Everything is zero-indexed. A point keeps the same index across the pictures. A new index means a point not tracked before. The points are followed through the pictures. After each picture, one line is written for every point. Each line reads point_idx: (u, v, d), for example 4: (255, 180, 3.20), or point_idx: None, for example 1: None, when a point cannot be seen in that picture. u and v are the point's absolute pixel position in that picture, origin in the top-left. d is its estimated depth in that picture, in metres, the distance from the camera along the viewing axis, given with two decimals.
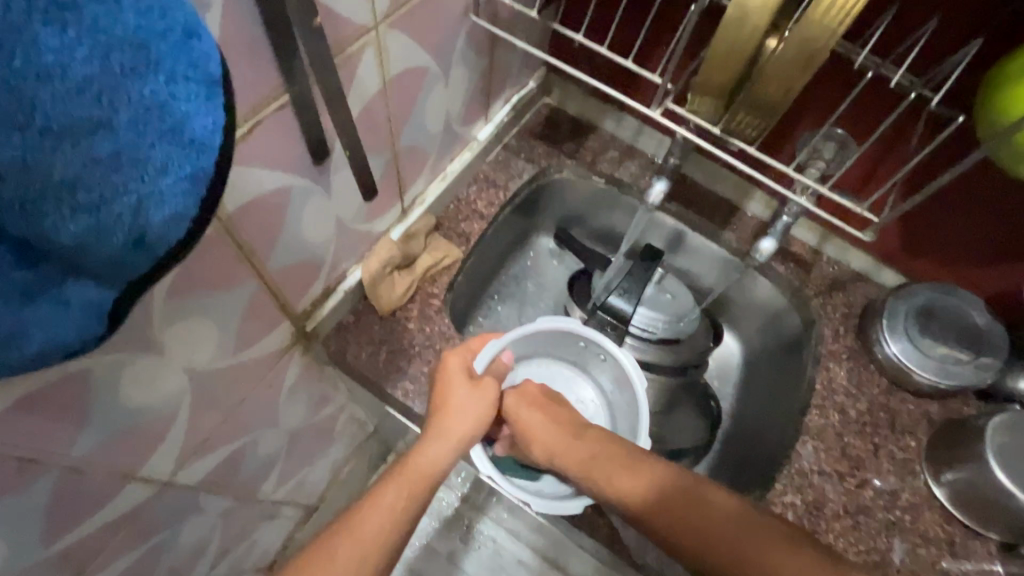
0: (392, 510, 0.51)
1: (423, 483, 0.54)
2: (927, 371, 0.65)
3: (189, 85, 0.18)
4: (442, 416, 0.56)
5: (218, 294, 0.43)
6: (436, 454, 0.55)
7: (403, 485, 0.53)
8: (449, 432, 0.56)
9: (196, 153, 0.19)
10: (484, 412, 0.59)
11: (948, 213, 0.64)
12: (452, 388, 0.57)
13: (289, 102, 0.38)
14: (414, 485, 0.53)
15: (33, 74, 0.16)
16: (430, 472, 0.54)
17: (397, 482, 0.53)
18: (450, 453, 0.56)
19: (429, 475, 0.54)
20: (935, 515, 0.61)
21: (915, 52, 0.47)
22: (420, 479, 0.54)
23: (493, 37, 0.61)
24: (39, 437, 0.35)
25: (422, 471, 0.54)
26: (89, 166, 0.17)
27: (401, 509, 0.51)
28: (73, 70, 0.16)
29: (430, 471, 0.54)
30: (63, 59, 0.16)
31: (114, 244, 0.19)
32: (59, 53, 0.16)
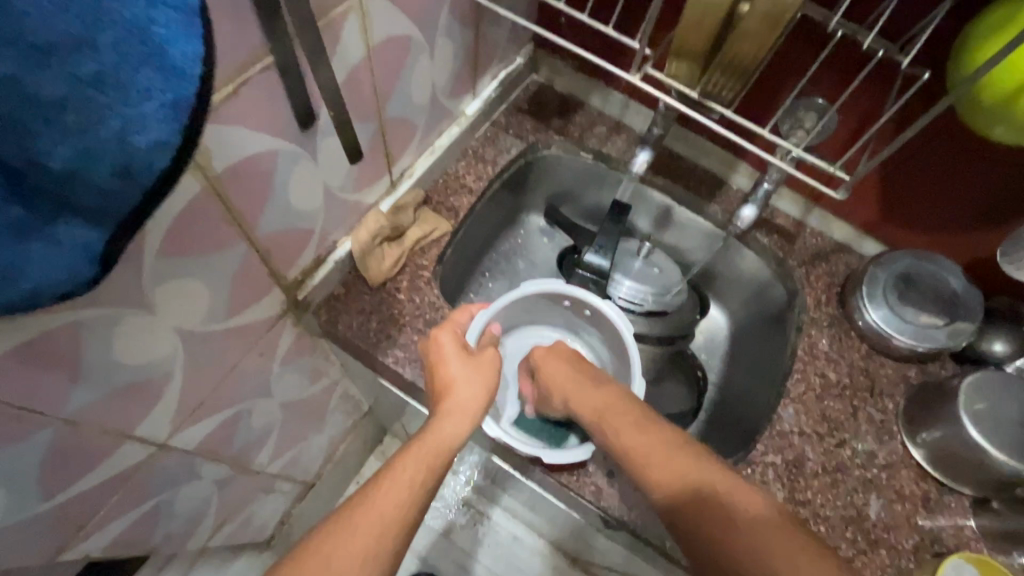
0: (411, 484, 0.48)
1: (441, 457, 0.51)
2: (904, 336, 0.66)
3: (169, 12, 0.20)
4: (447, 397, 0.56)
5: (208, 256, 0.44)
6: (453, 430, 0.54)
7: (417, 458, 0.50)
8: (459, 408, 0.55)
9: (177, 81, 0.20)
10: (489, 382, 0.58)
11: (926, 180, 0.65)
12: (447, 365, 0.57)
13: (274, 64, 0.39)
14: (433, 459, 0.51)
15: None
16: (448, 448, 0.52)
17: (415, 454, 0.50)
18: (463, 426, 0.54)
19: (448, 447, 0.52)
20: (911, 473, 0.63)
21: (888, 16, 0.48)
22: (438, 454, 0.51)
23: (478, 8, 0.62)
24: (34, 386, 0.37)
25: (441, 445, 0.52)
26: (74, 86, 0.19)
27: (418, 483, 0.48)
28: None
29: (449, 445, 0.52)
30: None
31: (101, 172, 0.21)
32: None
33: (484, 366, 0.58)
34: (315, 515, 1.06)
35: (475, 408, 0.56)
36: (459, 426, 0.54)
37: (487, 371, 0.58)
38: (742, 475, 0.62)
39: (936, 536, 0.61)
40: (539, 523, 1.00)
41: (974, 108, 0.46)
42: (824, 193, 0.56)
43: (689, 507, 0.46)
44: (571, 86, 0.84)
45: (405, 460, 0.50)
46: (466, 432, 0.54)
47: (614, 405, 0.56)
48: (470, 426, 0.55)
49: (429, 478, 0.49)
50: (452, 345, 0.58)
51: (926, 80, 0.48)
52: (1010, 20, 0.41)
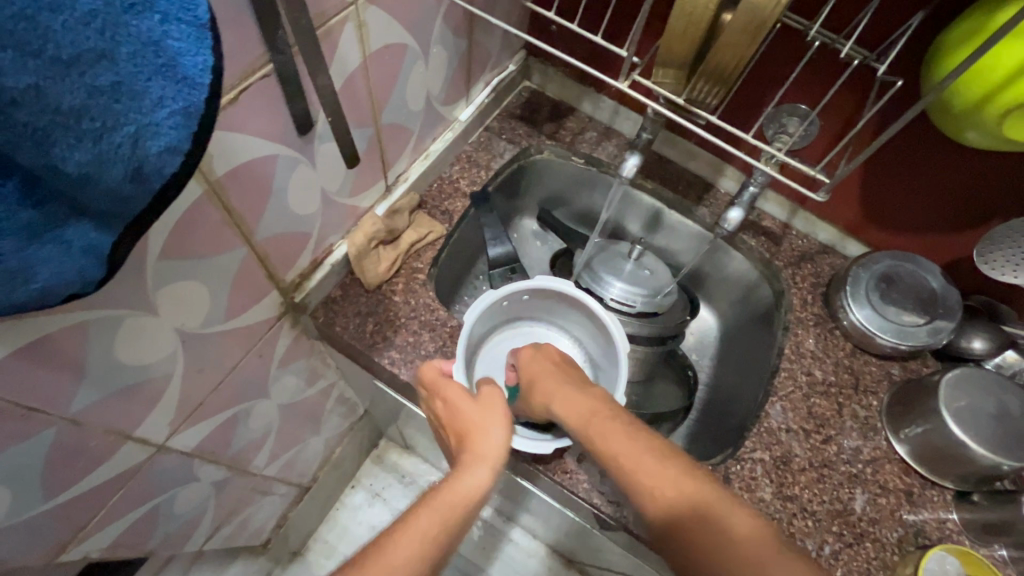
0: (426, 533, 0.46)
1: (461, 506, 0.48)
2: (887, 335, 0.68)
3: (181, 26, 0.21)
4: (470, 445, 0.52)
5: (209, 258, 0.45)
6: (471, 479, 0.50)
7: (435, 512, 0.47)
8: (475, 452, 0.52)
9: (188, 89, 0.21)
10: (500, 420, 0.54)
11: (905, 183, 0.67)
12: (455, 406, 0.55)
13: (273, 72, 0.40)
14: (452, 510, 0.48)
15: (47, 5, 0.18)
16: (470, 499, 0.49)
17: (428, 506, 0.47)
18: (488, 476, 0.50)
19: (471, 496, 0.49)
20: (894, 467, 0.65)
21: (864, 26, 0.50)
22: (459, 506, 0.48)
23: (471, 17, 0.64)
24: (39, 386, 0.37)
25: (460, 496, 0.48)
26: (93, 96, 0.20)
27: (435, 535, 0.46)
28: (80, 4, 0.18)
29: (471, 495, 0.49)
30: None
31: (114, 176, 0.22)
32: None
33: (495, 403, 0.55)
34: (311, 518, 1.06)
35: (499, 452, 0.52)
36: (480, 474, 0.50)
37: (504, 413, 0.55)
38: (731, 471, 0.63)
39: (919, 529, 0.62)
40: (533, 523, 1.01)
41: (948, 114, 0.48)
42: (807, 196, 0.58)
43: (685, 524, 0.45)
44: (562, 92, 0.86)
45: (420, 509, 0.47)
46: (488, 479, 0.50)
47: (600, 411, 0.53)
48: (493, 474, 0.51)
49: (444, 531, 0.46)
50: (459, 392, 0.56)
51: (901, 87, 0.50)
52: (977, 32, 0.43)
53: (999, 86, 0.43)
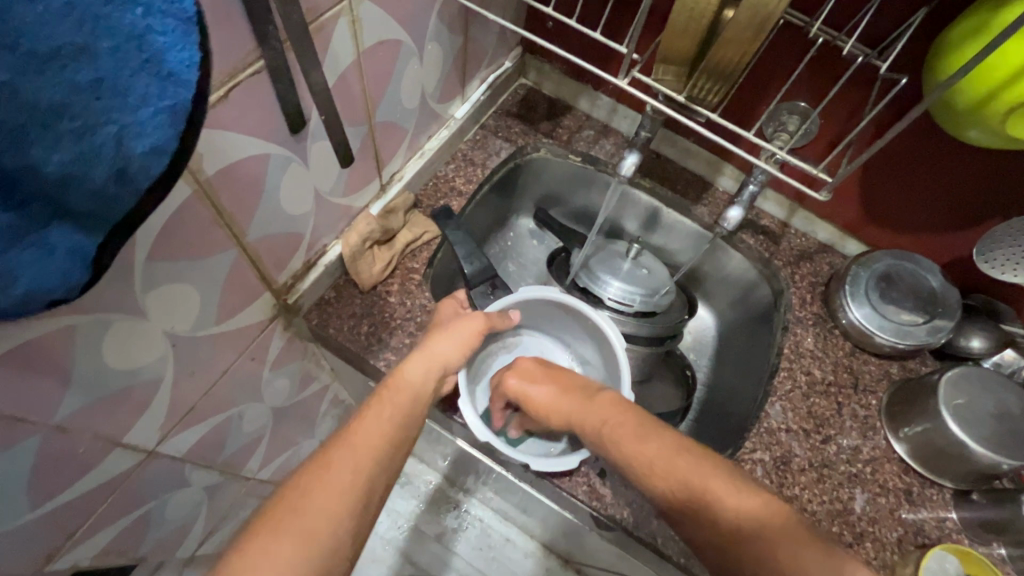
0: (379, 423, 0.48)
1: (405, 396, 0.51)
2: (886, 333, 0.68)
3: (165, 19, 0.20)
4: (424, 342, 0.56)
5: (199, 260, 0.44)
6: (417, 372, 0.54)
7: (383, 404, 0.50)
8: (434, 353, 0.55)
9: (175, 86, 0.20)
10: (473, 338, 0.58)
11: (904, 181, 0.67)
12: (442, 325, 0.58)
13: (264, 68, 0.39)
14: (398, 398, 0.51)
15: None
16: (417, 391, 0.52)
17: (375, 401, 0.50)
18: (430, 374, 0.54)
19: (415, 388, 0.52)
20: (894, 467, 0.65)
21: (867, 22, 0.50)
22: (403, 396, 0.51)
23: (467, 13, 0.63)
24: (22, 394, 0.36)
25: (407, 386, 0.52)
26: (72, 94, 0.19)
27: (383, 422, 0.48)
28: None
29: (413, 388, 0.52)
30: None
31: (98, 179, 0.21)
32: None
33: (474, 323, 0.58)
34: None
35: (450, 359, 0.56)
36: (425, 368, 0.54)
37: (475, 333, 0.58)
38: None
39: (919, 528, 0.62)
40: (529, 523, 1.00)
41: (950, 112, 0.48)
42: (808, 194, 0.57)
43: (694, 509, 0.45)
44: (559, 90, 0.85)
45: (373, 402, 0.50)
46: (430, 380, 0.54)
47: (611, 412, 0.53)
48: (434, 373, 0.54)
49: (395, 418, 0.49)
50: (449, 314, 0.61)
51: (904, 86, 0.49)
52: (981, 30, 0.42)
53: (1004, 83, 0.43)
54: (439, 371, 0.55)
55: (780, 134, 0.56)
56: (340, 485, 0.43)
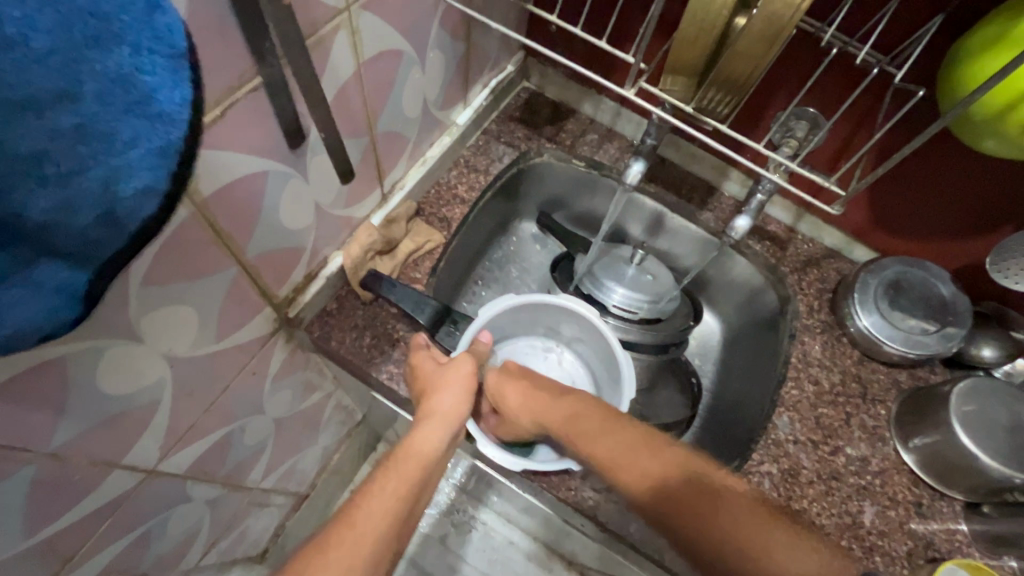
0: (390, 495, 0.48)
1: (416, 463, 0.51)
2: (895, 342, 0.67)
3: (154, 57, 0.19)
4: (427, 399, 0.56)
5: (198, 281, 0.43)
6: (426, 435, 0.54)
7: (395, 472, 0.50)
8: (434, 413, 0.55)
9: (164, 127, 0.19)
10: (465, 389, 0.58)
11: (915, 188, 0.66)
12: (429, 379, 0.58)
13: (261, 85, 0.38)
14: (409, 468, 0.50)
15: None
16: (429, 455, 0.52)
17: (388, 470, 0.50)
18: (443, 433, 0.55)
19: (425, 456, 0.52)
20: (904, 478, 0.64)
21: (880, 30, 0.48)
22: (413, 464, 0.51)
23: (469, 20, 0.61)
24: (17, 424, 0.35)
25: (416, 453, 0.52)
26: (55, 139, 0.18)
27: (394, 494, 0.48)
28: (35, 40, 0.16)
29: (424, 453, 0.52)
30: (23, 27, 0.16)
31: (85, 222, 0.20)
32: (21, 22, 0.16)
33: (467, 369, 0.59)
34: (309, 526, 1.04)
35: (456, 411, 0.57)
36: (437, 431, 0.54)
37: (467, 378, 0.59)
38: None
39: (929, 541, 0.61)
40: (534, 528, 1.00)
41: (966, 122, 0.47)
42: (817, 205, 0.56)
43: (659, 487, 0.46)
44: (562, 93, 0.83)
45: (383, 473, 0.50)
46: (441, 443, 0.54)
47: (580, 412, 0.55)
48: (446, 434, 0.55)
49: (405, 488, 0.49)
50: (429, 366, 0.59)
51: (921, 98, 0.48)
52: (1004, 39, 0.41)
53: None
54: (449, 427, 0.56)
55: (789, 142, 0.55)
56: (356, 534, 0.44)
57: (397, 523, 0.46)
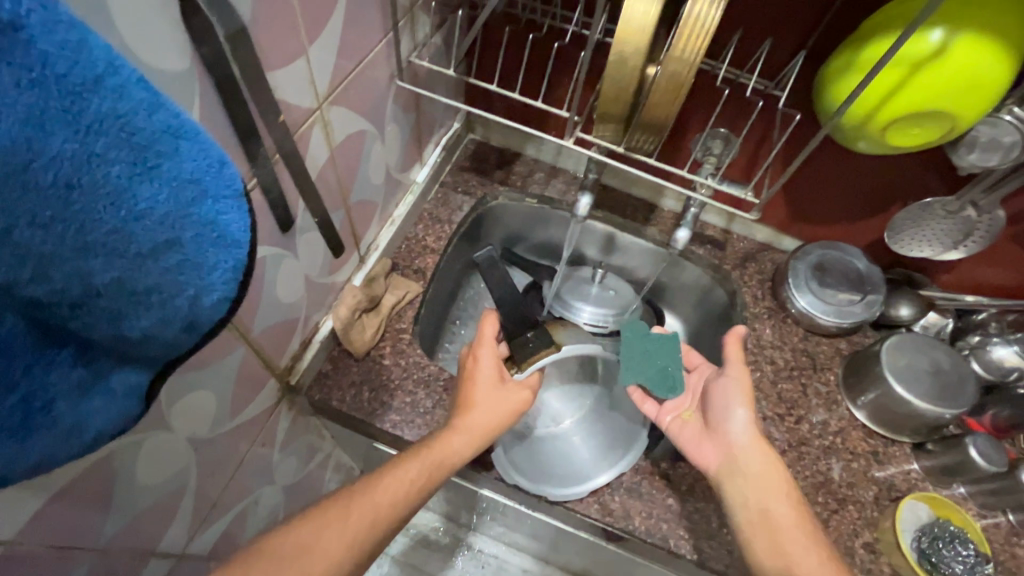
0: (409, 484, 0.53)
1: (439, 468, 0.55)
2: (828, 315, 0.77)
3: (228, 200, 0.23)
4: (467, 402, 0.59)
5: (215, 365, 0.47)
6: (458, 445, 0.56)
7: (426, 464, 0.54)
8: (471, 427, 0.57)
9: (236, 250, 0.24)
10: (507, 415, 0.60)
11: (821, 184, 0.76)
12: (475, 387, 0.60)
13: (257, 185, 0.43)
14: (437, 469, 0.55)
15: (131, 218, 0.20)
16: (450, 461, 0.56)
17: (420, 458, 0.55)
18: (475, 443, 0.57)
19: (450, 462, 0.55)
20: (859, 432, 0.73)
21: (760, 64, 0.60)
22: (443, 464, 0.55)
23: (417, 94, 0.69)
24: (73, 527, 0.38)
25: (444, 458, 0.55)
26: (162, 275, 0.22)
27: (413, 485, 0.53)
28: (157, 209, 0.21)
29: (450, 461, 0.56)
30: (150, 203, 0.20)
31: (175, 327, 0.25)
32: (148, 199, 0.20)
33: (511, 396, 0.60)
34: None
35: (490, 425, 0.58)
36: (469, 440, 0.57)
37: (509, 413, 0.60)
38: None
39: (890, 484, 0.70)
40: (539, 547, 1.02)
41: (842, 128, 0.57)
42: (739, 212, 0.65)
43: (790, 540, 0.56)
44: (507, 140, 0.93)
45: (408, 460, 0.54)
46: (470, 452, 0.57)
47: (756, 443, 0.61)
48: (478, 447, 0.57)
49: (424, 482, 0.54)
50: (485, 383, 0.60)
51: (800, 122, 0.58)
52: (852, 66, 0.52)
53: (877, 108, 0.52)
54: (482, 442, 0.58)
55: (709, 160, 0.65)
56: (371, 512, 0.51)
57: (402, 500, 0.53)
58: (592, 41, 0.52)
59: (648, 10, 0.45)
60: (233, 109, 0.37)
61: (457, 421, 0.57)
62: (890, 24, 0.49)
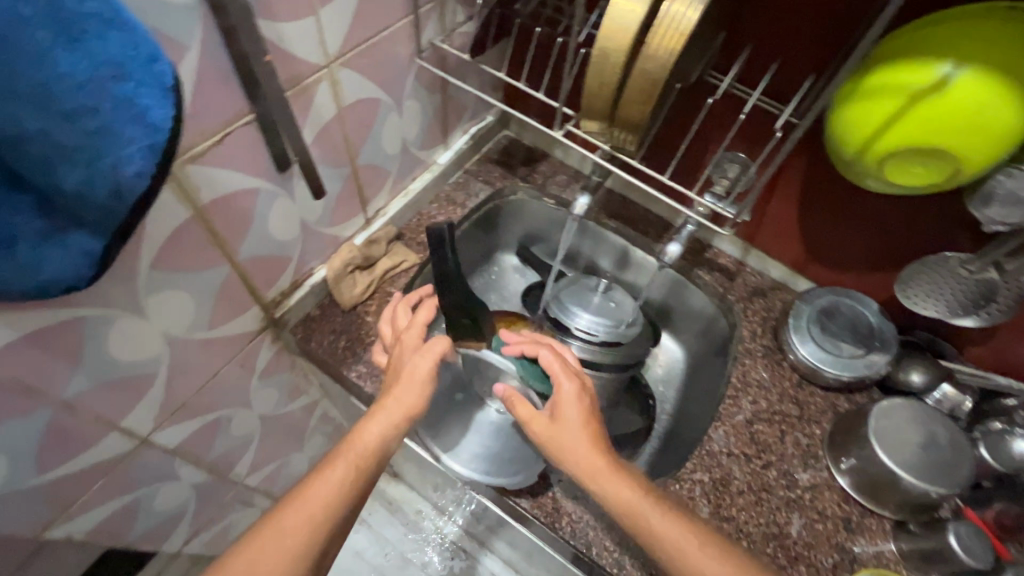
0: (339, 481, 0.52)
1: (364, 460, 0.54)
2: (831, 367, 0.72)
3: (151, 88, 0.29)
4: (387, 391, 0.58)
5: (197, 273, 0.53)
6: (379, 431, 0.55)
7: (344, 459, 0.53)
8: (392, 410, 0.57)
9: (153, 132, 0.30)
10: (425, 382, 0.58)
11: (843, 225, 0.72)
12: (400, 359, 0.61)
13: (254, 120, 0.50)
14: (360, 461, 0.54)
15: (54, 77, 0.26)
16: (374, 451, 0.55)
17: (343, 455, 0.53)
18: (395, 428, 0.56)
19: (374, 452, 0.55)
20: (834, 494, 0.67)
21: (766, 81, 0.59)
22: (367, 456, 0.54)
23: (443, 78, 0.74)
24: (40, 369, 0.45)
25: (368, 450, 0.54)
26: (82, 136, 0.28)
27: (343, 478, 0.52)
28: (78, 76, 0.27)
29: (376, 449, 0.55)
30: (70, 68, 0.27)
31: (101, 194, 0.31)
32: (70, 66, 0.27)
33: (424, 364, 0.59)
34: None
35: (410, 408, 0.57)
36: (387, 426, 0.55)
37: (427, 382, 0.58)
38: (670, 490, 0.66)
39: (854, 556, 0.64)
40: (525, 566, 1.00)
41: (842, 159, 0.54)
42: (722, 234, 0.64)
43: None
44: (537, 140, 0.95)
45: (333, 460, 0.53)
46: (390, 436, 0.56)
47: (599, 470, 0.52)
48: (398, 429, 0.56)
49: (354, 476, 0.53)
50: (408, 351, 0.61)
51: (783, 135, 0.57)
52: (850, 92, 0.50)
53: (874, 138, 0.50)
54: (402, 427, 0.57)
55: (720, 182, 0.63)
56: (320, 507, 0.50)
57: (334, 496, 0.51)
58: (573, 44, 0.56)
59: (635, 8, 0.47)
60: (232, 46, 0.43)
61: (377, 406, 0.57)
62: (882, 57, 0.48)
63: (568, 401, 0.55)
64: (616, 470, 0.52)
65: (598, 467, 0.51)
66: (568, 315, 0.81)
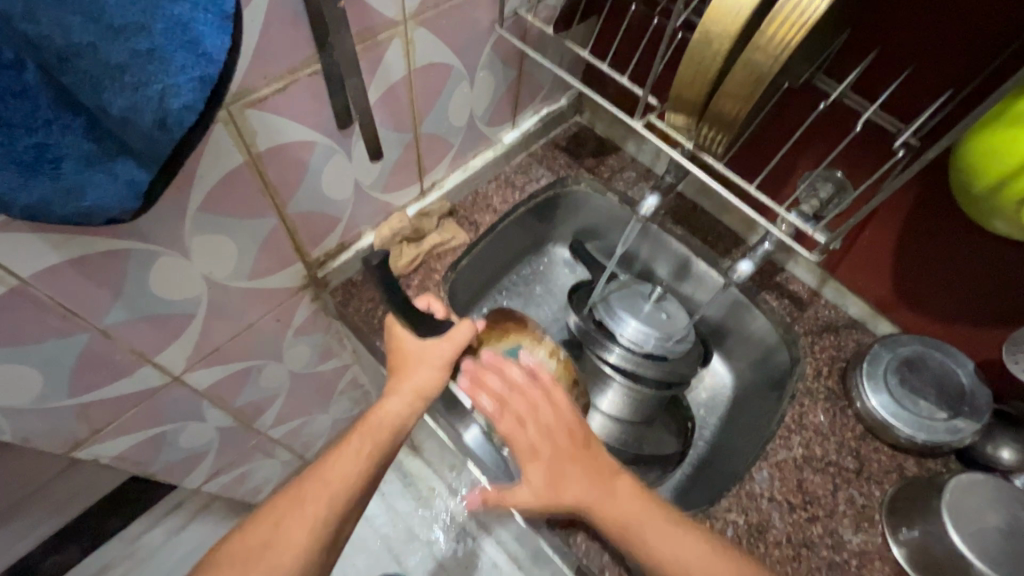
0: (356, 459, 0.54)
1: (379, 434, 0.56)
2: (905, 425, 0.64)
3: (209, 16, 0.28)
4: (402, 373, 0.59)
5: (244, 221, 0.52)
6: (396, 409, 0.57)
7: (366, 434, 0.55)
8: (404, 389, 0.58)
9: (204, 62, 0.28)
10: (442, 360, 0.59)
11: (945, 267, 0.63)
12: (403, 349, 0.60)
13: (320, 71, 0.47)
14: (377, 435, 0.55)
15: None
16: (391, 425, 0.56)
17: (359, 430, 0.56)
18: (411, 407, 0.58)
19: (390, 430, 0.56)
20: (885, 566, 0.60)
21: (887, 93, 0.51)
22: (382, 431, 0.56)
23: (522, 52, 0.69)
24: (82, 295, 0.45)
25: (388, 423, 0.56)
26: (133, 57, 0.27)
27: (364, 455, 0.54)
28: None
29: (394, 424, 0.56)
30: None
31: (147, 122, 0.29)
32: None
33: (436, 348, 0.59)
34: None
35: (423, 389, 0.58)
36: (403, 404, 0.57)
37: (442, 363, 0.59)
38: (699, 526, 0.61)
39: None
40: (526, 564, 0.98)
41: (972, 200, 0.47)
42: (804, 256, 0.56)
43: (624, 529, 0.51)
44: (610, 131, 0.89)
45: (351, 435, 0.56)
46: (407, 414, 0.57)
47: (555, 439, 0.56)
48: (416, 407, 0.58)
49: (373, 451, 0.55)
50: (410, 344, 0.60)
51: (902, 158, 0.50)
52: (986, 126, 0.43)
53: (1013, 174, 0.42)
54: (417, 404, 0.58)
55: (810, 200, 0.56)
56: (329, 489, 0.52)
57: (347, 481, 0.53)
58: (669, 30, 0.50)
59: None
60: None
61: (393, 385, 0.58)
62: None
63: (530, 459, 0.55)
64: (555, 451, 0.55)
65: (547, 434, 0.56)
66: (613, 320, 0.76)
